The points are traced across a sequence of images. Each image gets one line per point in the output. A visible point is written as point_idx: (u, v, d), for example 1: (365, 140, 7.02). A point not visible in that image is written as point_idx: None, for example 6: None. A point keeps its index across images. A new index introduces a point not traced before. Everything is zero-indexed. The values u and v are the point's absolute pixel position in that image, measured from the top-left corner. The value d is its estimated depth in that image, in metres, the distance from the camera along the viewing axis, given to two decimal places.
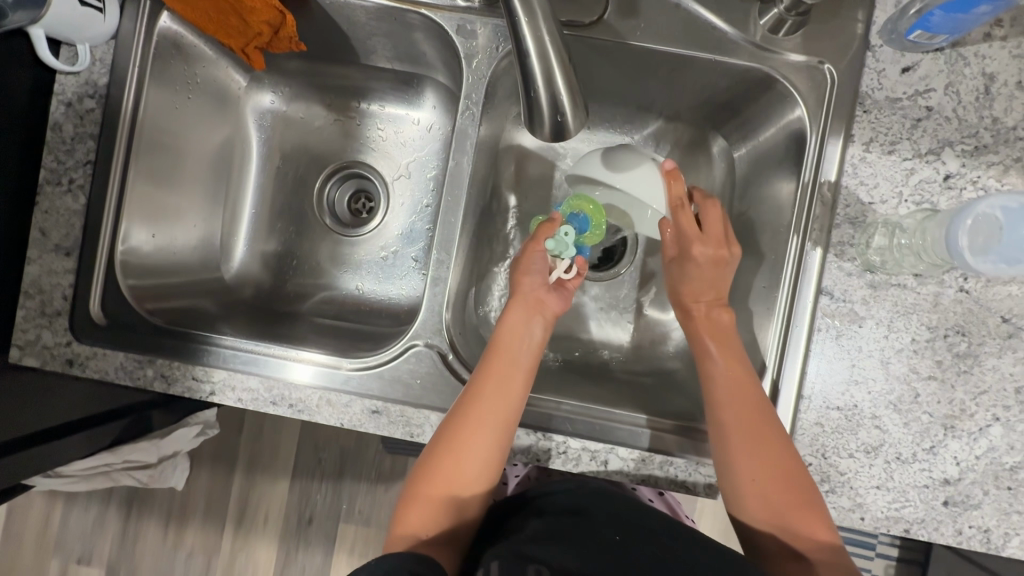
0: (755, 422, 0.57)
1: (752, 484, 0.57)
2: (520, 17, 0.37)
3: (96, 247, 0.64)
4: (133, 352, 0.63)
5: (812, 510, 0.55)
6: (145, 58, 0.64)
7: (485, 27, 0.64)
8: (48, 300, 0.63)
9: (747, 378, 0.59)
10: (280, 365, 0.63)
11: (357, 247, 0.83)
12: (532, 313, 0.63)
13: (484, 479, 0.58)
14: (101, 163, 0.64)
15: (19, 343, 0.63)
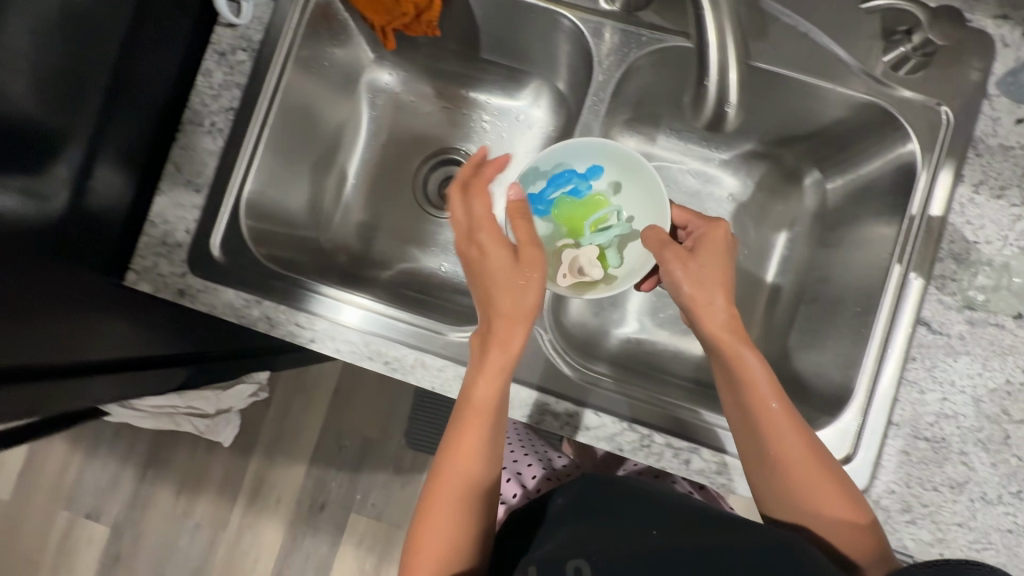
0: (778, 433, 0.55)
1: (790, 495, 0.56)
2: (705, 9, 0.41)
3: (227, 188, 0.67)
4: (244, 291, 0.66)
5: (851, 509, 0.55)
6: (299, 25, 0.69)
7: (615, 32, 0.68)
8: (171, 232, 0.66)
9: (772, 386, 0.56)
10: (333, 306, 0.66)
11: (445, 228, 0.85)
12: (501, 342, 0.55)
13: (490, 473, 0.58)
14: (242, 116, 0.67)
15: (137, 268, 0.66)
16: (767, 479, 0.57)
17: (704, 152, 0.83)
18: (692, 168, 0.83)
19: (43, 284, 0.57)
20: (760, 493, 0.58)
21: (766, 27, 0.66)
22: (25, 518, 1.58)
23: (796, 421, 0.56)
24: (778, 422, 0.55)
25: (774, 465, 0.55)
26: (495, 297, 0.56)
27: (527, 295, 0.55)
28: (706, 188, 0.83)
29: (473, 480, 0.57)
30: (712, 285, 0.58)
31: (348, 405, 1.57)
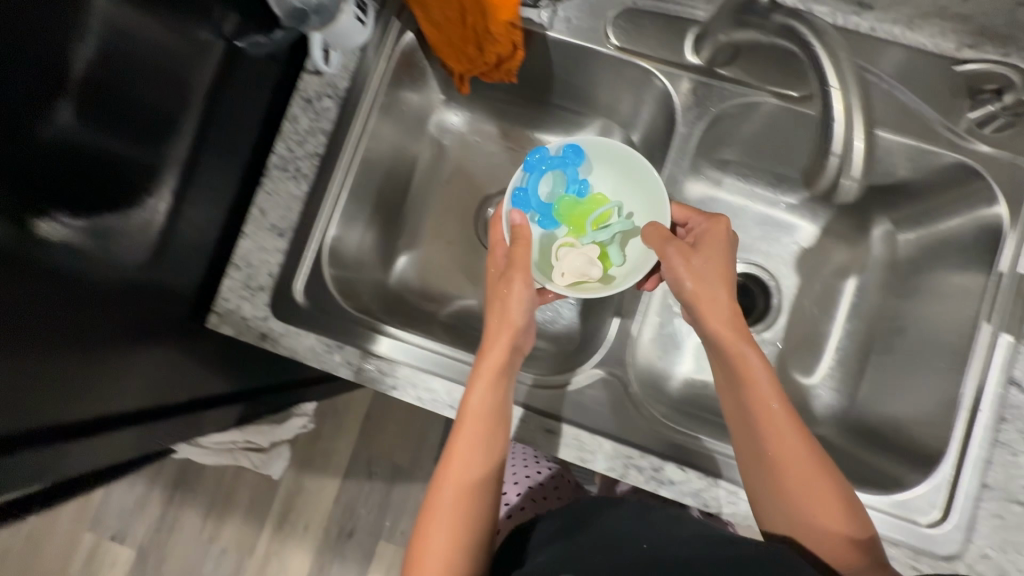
0: (774, 429, 0.56)
1: (787, 501, 0.55)
2: (831, 87, 0.43)
3: (310, 233, 0.67)
4: (326, 336, 0.66)
5: (839, 521, 0.54)
6: (383, 74, 0.70)
7: (690, 84, 0.68)
8: (254, 275, 0.67)
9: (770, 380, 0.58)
10: (371, 338, 0.66)
11: None
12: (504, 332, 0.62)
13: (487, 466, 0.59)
14: (325, 161, 0.68)
15: (219, 311, 0.67)
16: (763, 481, 0.57)
17: (769, 199, 0.84)
18: (757, 213, 0.84)
19: (131, 311, 0.63)
20: (762, 506, 0.57)
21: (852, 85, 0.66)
22: (43, 542, 1.53)
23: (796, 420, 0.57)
24: (769, 413, 0.56)
25: (769, 463, 0.56)
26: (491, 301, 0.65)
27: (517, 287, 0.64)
28: (773, 235, 0.84)
29: (466, 483, 0.58)
30: (712, 278, 0.61)
31: (380, 430, 1.55)
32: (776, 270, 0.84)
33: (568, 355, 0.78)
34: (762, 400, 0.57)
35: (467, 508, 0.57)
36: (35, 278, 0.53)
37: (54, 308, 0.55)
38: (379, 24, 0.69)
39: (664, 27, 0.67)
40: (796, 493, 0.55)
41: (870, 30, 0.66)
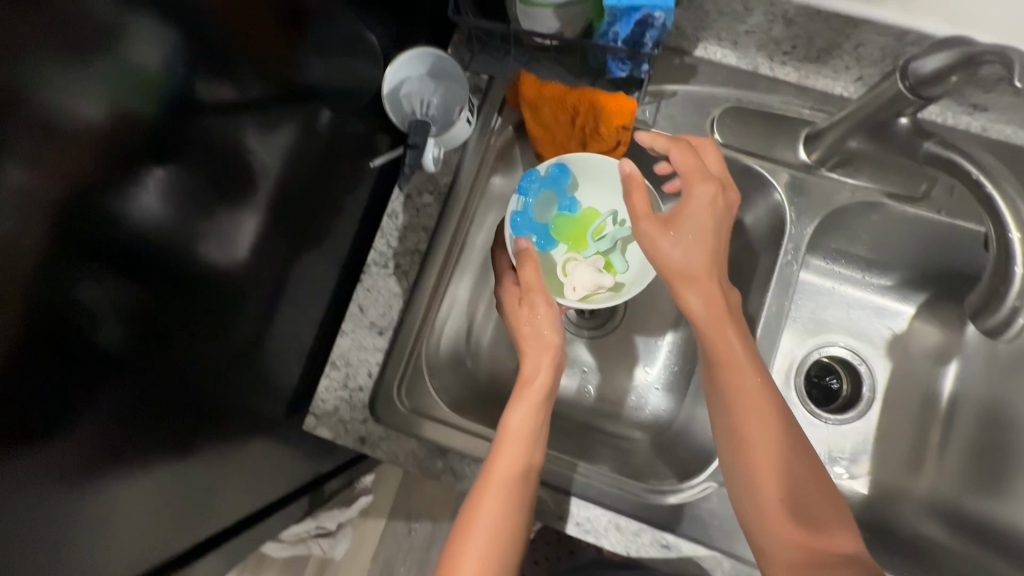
0: (761, 434, 0.52)
1: (757, 513, 0.52)
2: (1011, 231, 0.41)
3: (409, 331, 0.66)
4: (427, 442, 0.64)
5: (802, 554, 0.50)
6: (483, 167, 0.69)
7: (789, 176, 0.66)
8: (353, 374, 0.65)
9: (748, 368, 0.53)
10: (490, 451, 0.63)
11: (579, 345, 0.85)
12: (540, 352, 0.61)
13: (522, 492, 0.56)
14: (425, 256, 0.67)
15: (317, 412, 0.65)
16: (735, 481, 0.54)
17: (862, 281, 0.83)
18: (850, 295, 0.83)
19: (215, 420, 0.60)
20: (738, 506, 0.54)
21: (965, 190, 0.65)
22: None
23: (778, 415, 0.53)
24: (773, 407, 0.53)
25: (746, 466, 0.52)
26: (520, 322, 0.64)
27: (543, 303, 0.63)
28: (865, 320, 0.83)
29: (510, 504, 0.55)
30: (702, 255, 0.54)
31: None
32: (868, 356, 0.82)
33: None
34: (756, 384, 0.53)
35: (509, 533, 0.54)
36: (142, 384, 0.50)
37: (153, 410, 0.52)
38: (480, 119, 0.69)
39: (772, 124, 0.66)
40: (763, 504, 0.52)
41: (984, 130, 0.65)
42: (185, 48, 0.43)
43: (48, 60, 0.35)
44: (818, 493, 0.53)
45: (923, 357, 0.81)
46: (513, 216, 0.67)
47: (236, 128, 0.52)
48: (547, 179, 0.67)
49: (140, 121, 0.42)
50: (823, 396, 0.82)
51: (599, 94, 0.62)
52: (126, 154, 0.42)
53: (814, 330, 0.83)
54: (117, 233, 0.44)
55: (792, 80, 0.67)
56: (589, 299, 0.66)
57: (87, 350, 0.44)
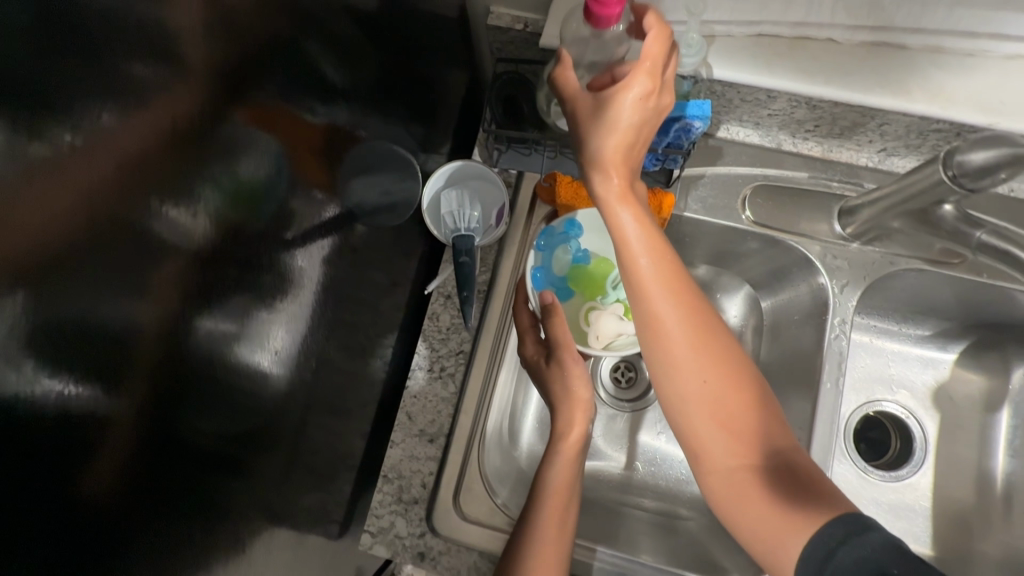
0: (690, 319, 0.50)
1: (687, 404, 0.49)
2: None
3: (461, 436, 0.65)
4: (489, 552, 0.62)
5: (739, 446, 0.48)
6: (518, 261, 0.70)
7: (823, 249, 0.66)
8: (406, 487, 0.64)
9: (647, 244, 0.51)
10: None
11: (622, 420, 0.84)
12: (575, 409, 0.62)
13: (564, 535, 0.55)
14: (471, 356, 0.67)
15: (372, 530, 0.63)
16: (666, 377, 0.50)
17: (901, 332, 0.82)
18: (890, 349, 0.83)
19: None
20: (671, 417, 0.51)
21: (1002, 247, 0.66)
22: None
23: (714, 331, 0.50)
24: (708, 313, 0.50)
25: (671, 358, 0.49)
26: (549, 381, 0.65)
27: (576, 362, 0.63)
28: (908, 371, 0.83)
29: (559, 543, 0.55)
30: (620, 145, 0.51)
31: None
32: (914, 408, 0.82)
33: (719, 528, 0.73)
34: (686, 279, 0.51)
35: None
36: (204, 540, 0.41)
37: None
38: (512, 217, 0.70)
39: (803, 198, 0.67)
40: (693, 399, 0.49)
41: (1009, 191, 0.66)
42: (267, 169, 0.40)
43: (165, 162, 0.31)
44: (767, 427, 0.49)
45: (969, 405, 0.81)
46: (532, 272, 0.67)
47: (298, 265, 0.48)
48: (563, 236, 0.69)
49: (230, 230, 0.38)
50: (874, 453, 0.81)
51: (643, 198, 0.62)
52: (213, 266, 0.37)
53: (857, 386, 0.83)
54: (202, 356, 0.37)
55: (816, 154, 0.69)
56: (614, 347, 0.64)
57: (165, 492, 0.36)
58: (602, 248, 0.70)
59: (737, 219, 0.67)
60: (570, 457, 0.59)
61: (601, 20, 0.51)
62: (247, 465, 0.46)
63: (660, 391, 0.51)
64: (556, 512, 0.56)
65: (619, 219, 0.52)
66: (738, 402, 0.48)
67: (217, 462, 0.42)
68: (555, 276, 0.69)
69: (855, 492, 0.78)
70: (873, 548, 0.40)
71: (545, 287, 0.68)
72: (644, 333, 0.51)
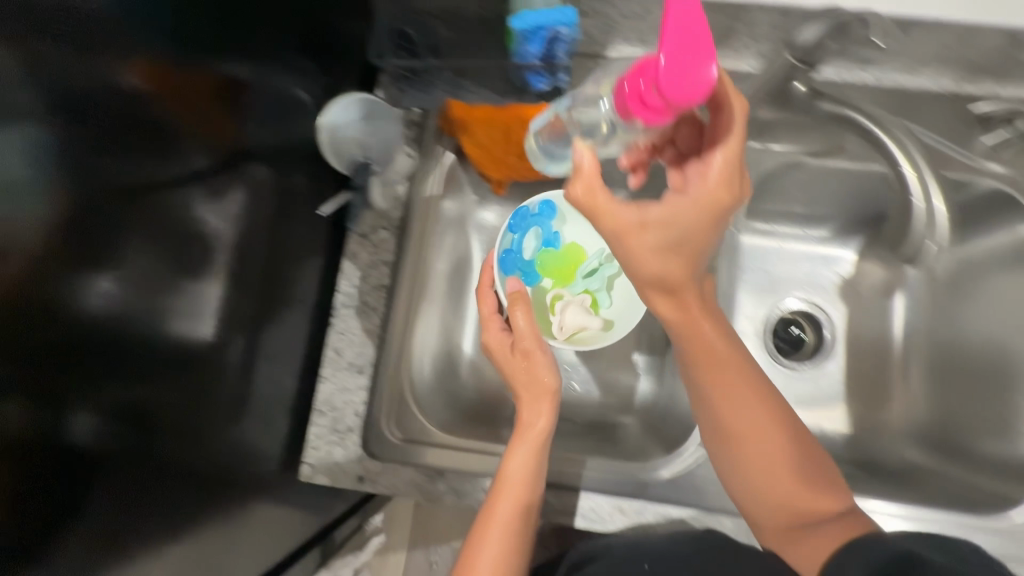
0: (734, 413, 0.54)
1: (747, 483, 0.55)
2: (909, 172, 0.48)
3: (388, 367, 0.67)
4: (424, 466, 0.65)
5: (798, 494, 0.53)
6: (426, 195, 0.72)
7: None
8: (340, 417, 0.67)
9: (712, 357, 0.53)
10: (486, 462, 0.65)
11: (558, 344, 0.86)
12: (540, 396, 0.61)
13: (524, 520, 0.57)
14: (389, 289, 0.69)
15: (312, 461, 0.66)
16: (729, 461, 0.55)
17: (803, 234, 0.88)
18: (795, 251, 0.88)
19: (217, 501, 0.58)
20: (732, 486, 0.56)
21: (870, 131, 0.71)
22: None
23: (767, 408, 0.53)
24: (770, 397, 0.54)
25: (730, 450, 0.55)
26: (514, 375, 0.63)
27: (541, 354, 0.62)
28: (816, 270, 0.88)
29: (502, 560, 0.55)
30: (673, 266, 0.48)
31: None
32: (823, 304, 0.88)
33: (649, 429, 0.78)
34: (748, 367, 0.54)
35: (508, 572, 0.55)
36: (100, 506, 0.42)
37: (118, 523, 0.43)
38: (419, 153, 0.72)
39: None
40: (759, 481, 0.54)
41: (875, 81, 0.71)
42: (74, 112, 0.36)
43: None
44: (822, 477, 0.54)
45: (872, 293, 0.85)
46: (503, 255, 0.74)
47: (196, 210, 0.48)
48: (535, 220, 0.76)
49: (35, 202, 0.34)
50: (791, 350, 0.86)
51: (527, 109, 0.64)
52: (26, 251, 0.34)
53: (768, 290, 0.88)
54: (113, 326, 0.41)
55: None
56: (576, 339, 0.74)
57: (65, 476, 0.38)
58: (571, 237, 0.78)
59: None
60: (535, 462, 0.58)
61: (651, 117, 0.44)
62: (155, 429, 0.46)
63: (725, 471, 0.57)
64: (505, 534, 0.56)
65: (688, 334, 0.52)
66: (799, 466, 0.53)
67: (94, 447, 0.40)
68: (525, 261, 0.76)
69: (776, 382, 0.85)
70: (887, 545, 0.45)
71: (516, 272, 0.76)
72: (712, 440, 0.56)
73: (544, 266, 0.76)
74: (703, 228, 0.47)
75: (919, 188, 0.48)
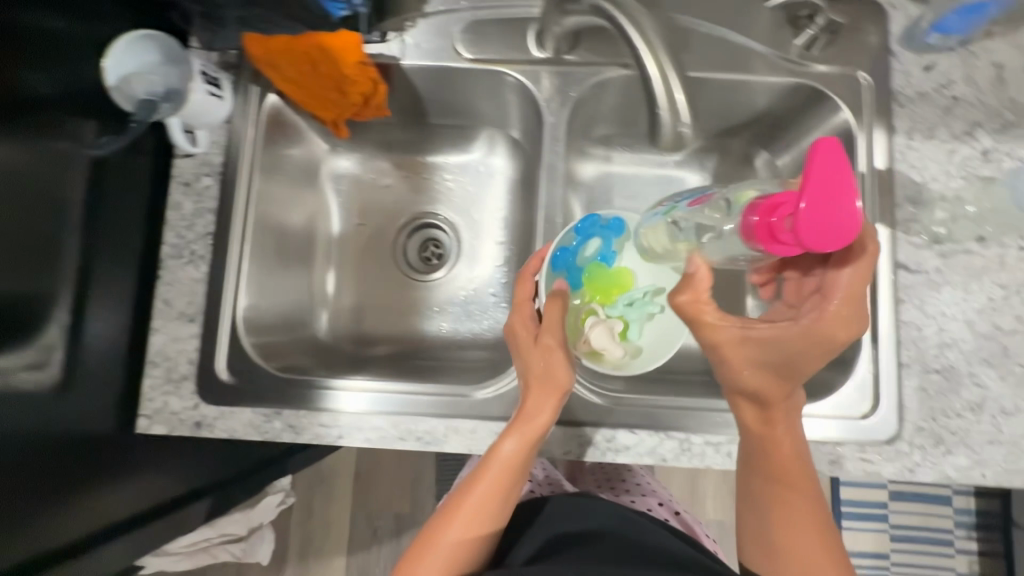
0: (785, 511, 0.55)
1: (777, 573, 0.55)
2: (651, 71, 0.46)
3: (220, 314, 0.67)
4: (260, 407, 0.65)
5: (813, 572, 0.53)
6: (255, 139, 0.71)
7: (552, 75, 0.71)
8: (174, 367, 0.67)
9: (783, 453, 0.55)
10: (323, 396, 0.66)
11: (433, 292, 0.88)
12: (550, 395, 0.56)
13: (493, 523, 0.57)
14: (235, 235, 0.69)
15: (148, 412, 0.66)
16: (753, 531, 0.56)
17: (654, 159, 0.84)
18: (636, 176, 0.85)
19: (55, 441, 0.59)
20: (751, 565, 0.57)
21: (686, 37, 0.70)
22: None
23: (812, 501, 0.55)
24: (816, 491, 0.56)
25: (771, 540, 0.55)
26: (529, 360, 0.58)
27: (560, 352, 0.57)
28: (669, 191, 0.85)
29: (461, 544, 0.56)
30: (750, 372, 0.50)
31: (375, 481, 1.55)
32: None
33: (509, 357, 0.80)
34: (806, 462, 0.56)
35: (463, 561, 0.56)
36: None
37: None
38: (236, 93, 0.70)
39: (512, 32, 0.72)
40: (785, 559, 0.54)
41: None
42: None
43: None
44: (840, 556, 0.54)
45: None
46: (557, 252, 0.66)
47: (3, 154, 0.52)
48: (603, 229, 0.68)
49: None
50: None
51: (320, 36, 0.63)
52: None
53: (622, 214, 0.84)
54: None
55: None
56: (595, 359, 0.65)
57: None
58: (629, 262, 0.70)
59: (453, 61, 0.72)
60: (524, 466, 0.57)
61: (782, 248, 0.44)
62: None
63: (748, 545, 0.57)
64: (464, 531, 0.56)
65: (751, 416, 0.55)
66: (830, 555, 0.54)
67: None
68: (576, 264, 0.68)
69: None
70: None
71: (561, 272, 0.66)
72: (751, 523, 0.57)
73: (591, 276, 0.67)
74: (807, 362, 0.48)
75: (662, 88, 0.46)
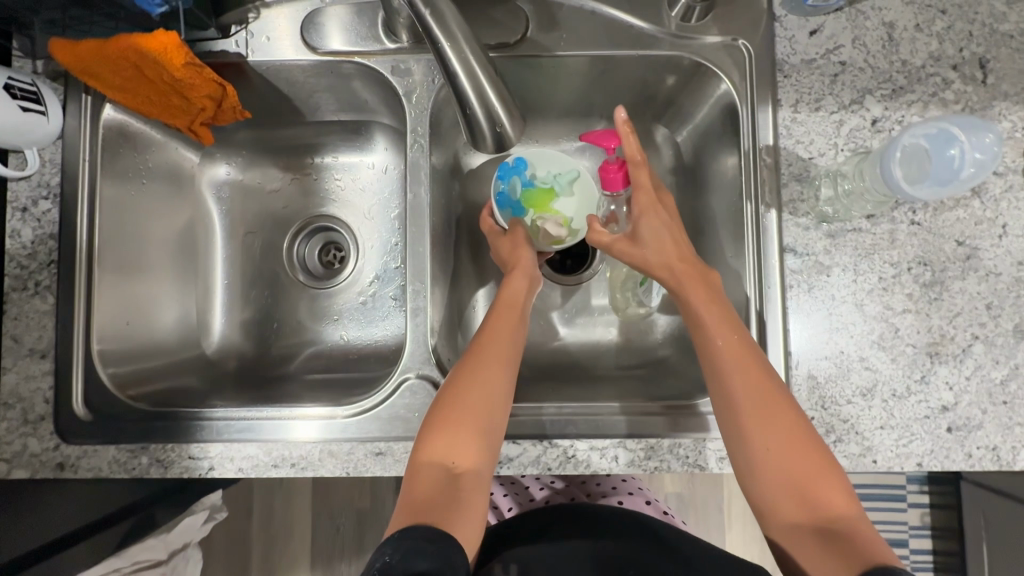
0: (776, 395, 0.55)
1: (760, 477, 0.54)
2: (455, 65, 0.42)
3: (72, 344, 0.64)
4: (125, 443, 0.62)
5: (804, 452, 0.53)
6: (94, 154, 0.66)
7: (418, 63, 0.66)
8: (29, 407, 0.63)
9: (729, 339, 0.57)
10: (190, 427, 0.62)
11: (334, 298, 0.82)
12: (521, 271, 0.68)
13: (493, 400, 0.58)
14: (82, 259, 0.66)
15: (5, 458, 0.62)
16: (729, 429, 0.56)
17: (554, 143, 0.80)
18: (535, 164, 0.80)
19: None
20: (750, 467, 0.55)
21: (554, 16, 0.65)
22: None
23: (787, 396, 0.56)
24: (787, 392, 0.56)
25: (741, 434, 0.55)
26: (501, 249, 0.71)
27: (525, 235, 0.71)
28: None
29: (466, 405, 0.57)
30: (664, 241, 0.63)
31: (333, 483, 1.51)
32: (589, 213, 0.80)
33: None
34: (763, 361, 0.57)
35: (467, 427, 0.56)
36: None
37: None
38: (70, 107, 0.65)
39: (367, 20, 0.66)
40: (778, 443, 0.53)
41: None
42: None
43: None
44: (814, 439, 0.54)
45: None
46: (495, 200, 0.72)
47: None
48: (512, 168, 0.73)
49: None
50: (573, 262, 0.83)
51: (138, 38, 0.57)
52: None
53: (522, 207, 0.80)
54: None
55: None
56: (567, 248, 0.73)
57: None
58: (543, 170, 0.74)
59: (305, 56, 0.66)
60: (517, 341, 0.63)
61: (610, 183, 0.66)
62: None
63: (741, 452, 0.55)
64: (471, 392, 0.58)
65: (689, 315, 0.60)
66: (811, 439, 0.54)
67: None
68: (513, 199, 0.73)
69: (542, 310, 0.81)
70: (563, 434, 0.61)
71: (506, 211, 0.73)
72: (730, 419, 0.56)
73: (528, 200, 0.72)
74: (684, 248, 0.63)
75: (471, 86, 0.43)
